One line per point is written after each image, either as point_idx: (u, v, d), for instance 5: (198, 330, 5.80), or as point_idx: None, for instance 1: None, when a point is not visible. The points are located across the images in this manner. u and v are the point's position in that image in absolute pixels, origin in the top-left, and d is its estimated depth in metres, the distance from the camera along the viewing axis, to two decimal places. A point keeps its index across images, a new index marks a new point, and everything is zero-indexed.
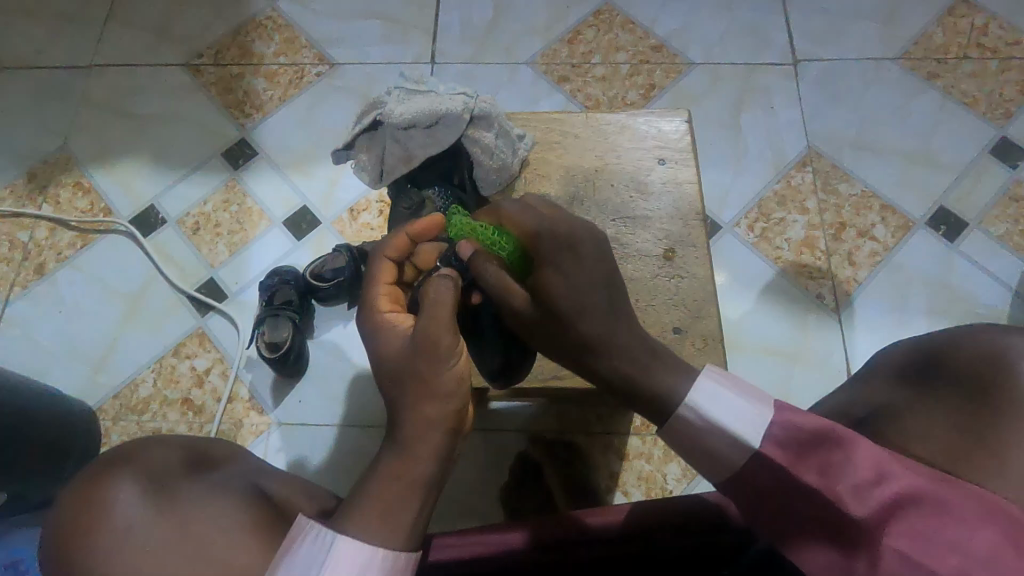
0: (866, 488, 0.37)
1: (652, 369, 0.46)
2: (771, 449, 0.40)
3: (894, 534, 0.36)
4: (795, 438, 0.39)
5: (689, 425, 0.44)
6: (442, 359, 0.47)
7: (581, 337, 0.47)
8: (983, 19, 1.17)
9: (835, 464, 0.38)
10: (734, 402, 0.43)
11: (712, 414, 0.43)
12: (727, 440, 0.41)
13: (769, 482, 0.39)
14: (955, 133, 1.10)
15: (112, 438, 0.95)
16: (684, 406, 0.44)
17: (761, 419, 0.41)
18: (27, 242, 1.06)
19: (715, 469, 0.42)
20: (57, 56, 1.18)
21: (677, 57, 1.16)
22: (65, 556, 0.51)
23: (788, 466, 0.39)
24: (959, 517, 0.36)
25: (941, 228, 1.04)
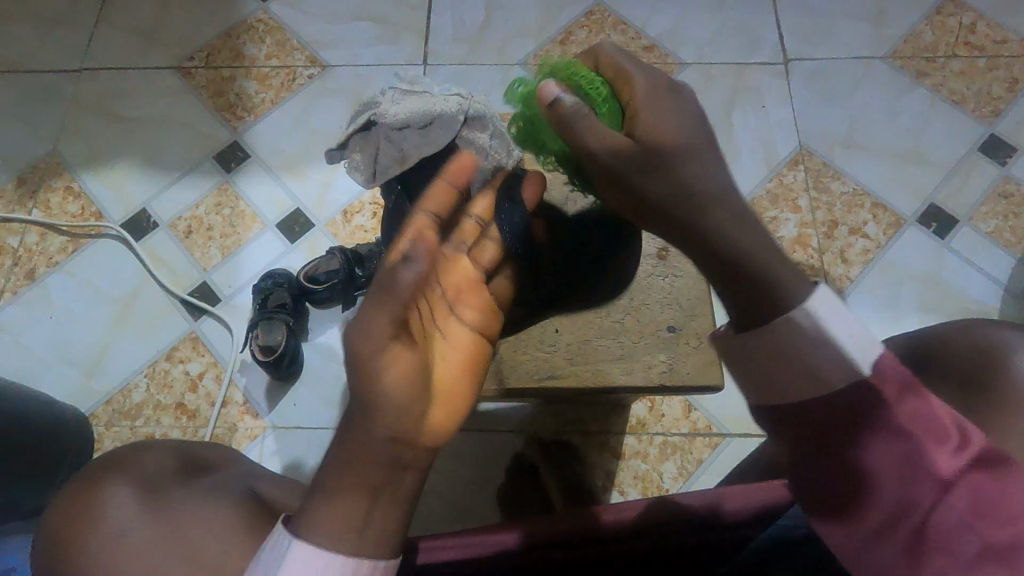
0: (945, 449, 0.38)
1: (773, 269, 0.42)
2: (872, 381, 0.39)
3: (958, 495, 0.37)
4: (894, 383, 0.39)
5: (796, 330, 0.41)
6: (386, 380, 0.43)
7: (678, 188, 0.45)
8: (971, 18, 1.18)
9: (921, 414, 0.38)
10: (843, 319, 0.41)
11: (831, 324, 0.41)
12: (828, 357, 0.40)
13: (855, 417, 0.39)
14: (944, 131, 1.11)
15: (105, 444, 0.94)
16: (801, 312, 0.41)
17: (876, 350, 0.40)
18: (17, 248, 1.05)
19: (803, 388, 0.41)
20: (45, 60, 1.17)
21: (668, 57, 1.17)
22: (58, 562, 0.51)
23: (882, 406, 0.39)
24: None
25: (932, 225, 1.05)
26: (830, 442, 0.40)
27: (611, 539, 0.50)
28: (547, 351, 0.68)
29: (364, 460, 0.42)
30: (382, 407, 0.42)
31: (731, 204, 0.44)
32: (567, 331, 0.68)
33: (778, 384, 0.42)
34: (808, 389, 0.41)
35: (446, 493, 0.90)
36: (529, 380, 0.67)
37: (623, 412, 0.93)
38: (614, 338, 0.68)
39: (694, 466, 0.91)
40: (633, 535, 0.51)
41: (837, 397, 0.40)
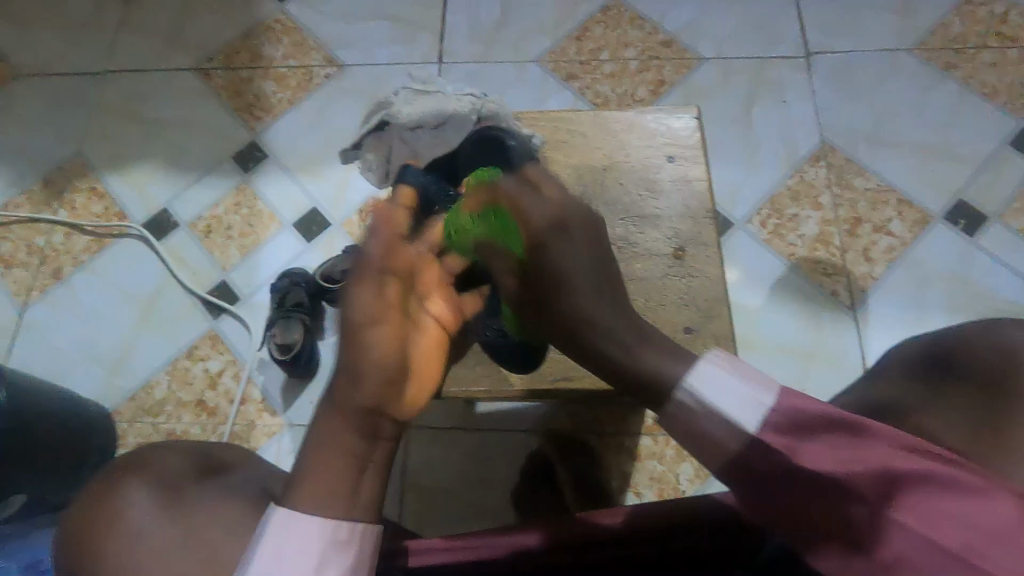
0: (864, 463, 0.35)
1: (642, 352, 0.42)
2: (768, 435, 0.36)
3: (904, 511, 0.34)
4: (798, 421, 0.36)
5: (685, 409, 0.39)
6: (364, 329, 0.40)
7: (569, 309, 0.45)
8: (1002, 7, 1.14)
9: (842, 446, 0.35)
10: (738, 387, 0.38)
11: (721, 402, 0.37)
12: (721, 424, 0.37)
13: (762, 466, 0.37)
14: (973, 125, 1.08)
15: (128, 440, 0.96)
16: (681, 390, 0.39)
17: (764, 403, 0.37)
18: (44, 247, 1.08)
19: (710, 453, 0.38)
20: (71, 63, 1.20)
21: (686, 52, 1.15)
22: (79, 559, 0.52)
23: (788, 452, 0.36)
24: (988, 497, 0.33)
25: (960, 222, 1.02)
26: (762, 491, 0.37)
27: (638, 538, 0.51)
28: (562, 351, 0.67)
29: (330, 416, 0.40)
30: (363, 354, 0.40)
31: (625, 316, 0.45)
32: None
33: (702, 451, 0.39)
34: (716, 450, 0.38)
35: (461, 492, 0.90)
36: (544, 381, 0.66)
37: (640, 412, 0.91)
38: None
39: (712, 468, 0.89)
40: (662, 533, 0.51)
41: (738, 451, 0.37)
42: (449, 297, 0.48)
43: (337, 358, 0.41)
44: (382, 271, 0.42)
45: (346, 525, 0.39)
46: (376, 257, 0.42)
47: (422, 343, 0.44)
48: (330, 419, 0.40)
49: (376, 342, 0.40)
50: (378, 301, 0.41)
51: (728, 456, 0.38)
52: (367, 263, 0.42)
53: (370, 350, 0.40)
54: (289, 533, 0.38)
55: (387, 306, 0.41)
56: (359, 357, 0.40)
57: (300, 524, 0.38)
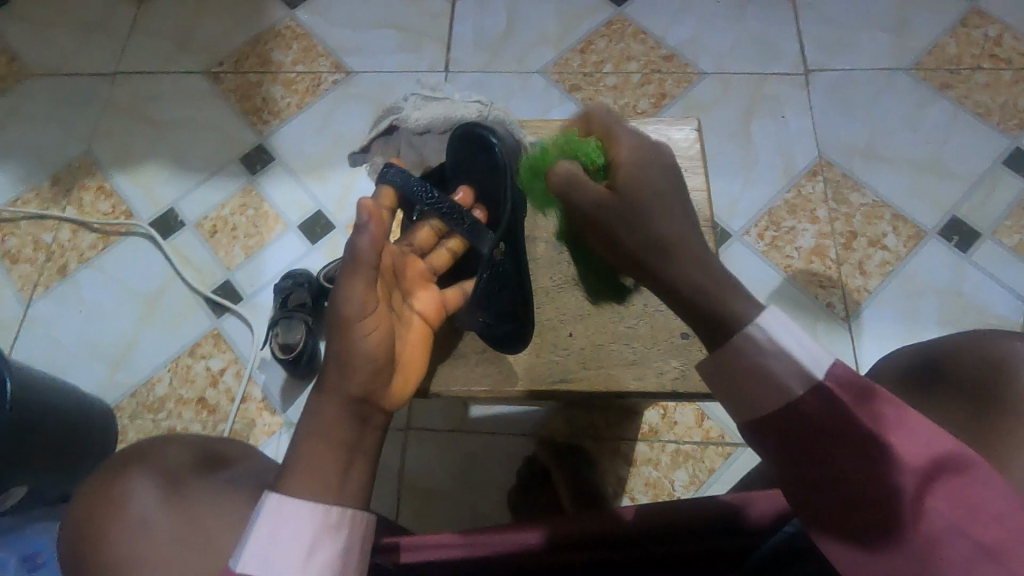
0: (916, 446, 0.36)
1: (726, 290, 0.39)
2: (832, 385, 0.37)
3: (936, 497, 0.35)
4: (856, 387, 0.37)
5: (754, 349, 0.38)
6: (357, 323, 0.45)
7: (649, 237, 0.41)
8: (996, 30, 1.17)
9: (887, 419, 0.36)
10: (799, 336, 0.38)
11: (786, 342, 0.38)
12: (790, 372, 0.37)
13: (811, 429, 0.37)
14: (967, 143, 1.10)
15: (128, 435, 0.97)
16: (751, 327, 0.38)
17: (827, 359, 0.37)
18: (51, 244, 1.09)
19: (755, 406, 0.38)
20: (83, 64, 1.22)
21: (688, 66, 1.17)
22: (82, 547, 0.53)
23: (845, 410, 0.36)
24: (1002, 492, 0.34)
25: (953, 238, 1.04)
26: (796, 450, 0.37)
27: (653, 537, 0.51)
28: (561, 354, 0.68)
29: (324, 404, 0.44)
30: (354, 342, 0.45)
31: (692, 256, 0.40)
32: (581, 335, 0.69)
33: (751, 405, 0.38)
34: (768, 400, 0.38)
35: (458, 494, 0.91)
36: (542, 383, 0.67)
37: (636, 418, 0.93)
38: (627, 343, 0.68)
39: (706, 475, 0.90)
40: (675, 532, 0.51)
41: (795, 402, 0.37)
42: (432, 294, 0.58)
43: (330, 347, 0.45)
44: (373, 268, 0.47)
45: (340, 510, 0.42)
46: (367, 254, 0.46)
47: (411, 334, 0.54)
48: (322, 406, 0.44)
49: (365, 333, 0.45)
50: (364, 293, 0.46)
51: (781, 406, 0.37)
52: (358, 259, 0.46)
53: (360, 341, 0.45)
54: (280, 519, 0.41)
55: (375, 302, 0.46)
56: (353, 348, 0.45)
57: (292, 510, 0.41)
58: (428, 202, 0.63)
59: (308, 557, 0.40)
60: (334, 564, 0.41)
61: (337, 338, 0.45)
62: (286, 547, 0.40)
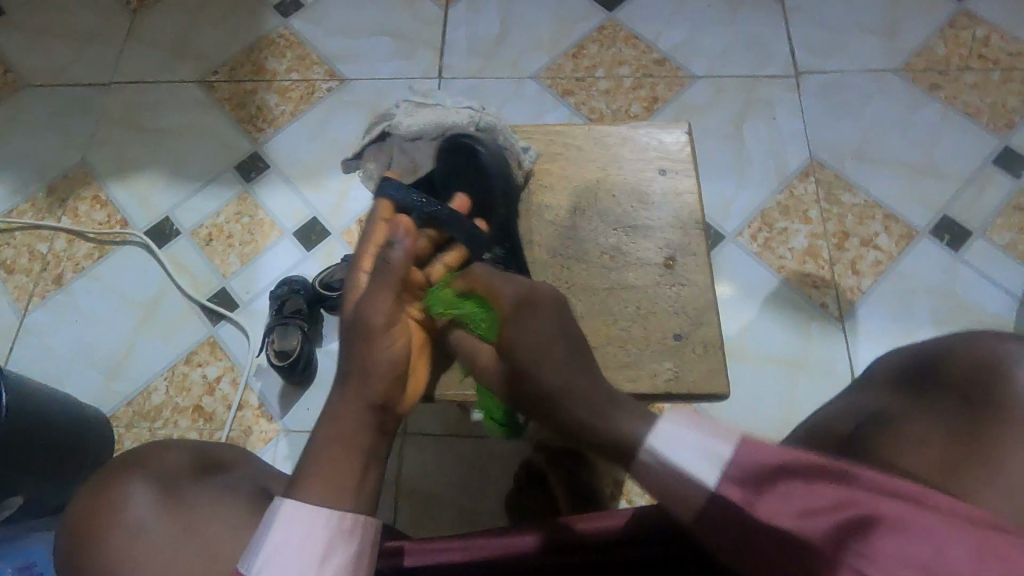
0: (823, 517, 0.35)
1: (613, 413, 0.45)
2: (725, 487, 0.38)
3: (875, 561, 0.33)
4: (755, 473, 0.37)
5: (652, 470, 0.41)
6: (383, 330, 0.49)
7: (550, 392, 0.48)
8: (984, 31, 1.18)
9: (795, 493, 0.36)
10: (697, 443, 0.40)
11: (680, 458, 0.40)
12: (687, 482, 0.39)
13: (731, 522, 0.37)
14: (958, 143, 1.11)
15: (124, 444, 0.97)
16: (646, 450, 0.41)
17: (720, 456, 0.38)
18: (46, 254, 1.09)
19: (681, 509, 0.40)
20: (77, 74, 1.22)
21: (679, 70, 1.18)
22: (77, 556, 0.53)
23: (744, 504, 0.37)
24: (929, 534, 0.33)
25: (945, 237, 1.04)
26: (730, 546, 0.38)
27: (660, 536, 0.52)
28: None
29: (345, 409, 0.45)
30: (376, 348, 0.48)
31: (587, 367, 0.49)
32: None
33: (681, 510, 0.40)
34: (684, 508, 0.39)
35: (455, 499, 0.91)
36: None
37: None
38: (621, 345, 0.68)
39: None
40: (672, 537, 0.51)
41: (705, 510, 0.38)
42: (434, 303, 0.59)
43: (352, 350, 0.48)
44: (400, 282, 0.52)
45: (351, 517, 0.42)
46: (399, 266, 0.52)
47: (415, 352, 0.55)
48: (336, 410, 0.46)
49: (387, 342, 0.48)
50: (392, 306, 0.50)
51: (700, 511, 0.39)
52: (386, 268, 0.51)
53: (381, 351, 0.48)
54: (294, 522, 0.41)
55: (398, 318, 0.50)
56: (368, 354, 0.48)
57: (305, 513, 0.41)
58: (424, 208, 0.61)
59: (324, 559, 0.40)
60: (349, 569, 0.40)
61: (358, 346, 0.48)
62: (299, 551, 0.40)
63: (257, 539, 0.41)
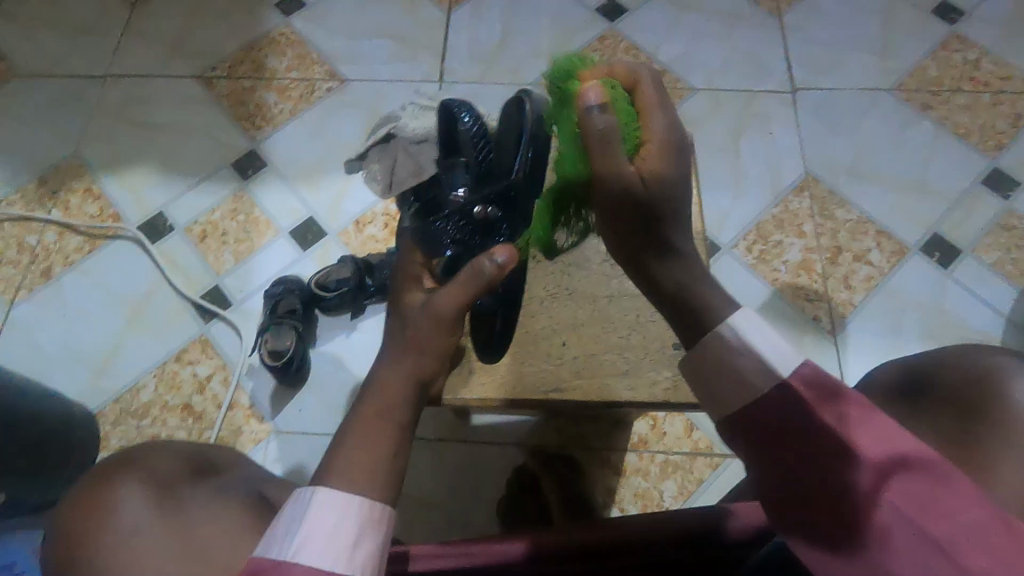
0: (874, 441, 0.37)
1: (699, 286, 0.44)
2: (795, 384, 0.40)
3: (894, 492, 0.36)
4: (823, 387, 0.39)
5: (722, 347, 0.43)
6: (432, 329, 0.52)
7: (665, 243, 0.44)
8: (976, 54, 1.21)
9: (851, 416, 0.38)
10: (773, 337, 0.42)
11: (762, 348, 0.41)
12: (754, 366, 0.41)
13: (781, 418, 0.39)
14: (949, 163, 1.13)
15: (111, 442, 0.95)
16: (724, 324, 0.43)
17: (795, 359, 0.41)
18: (35, 246, 1.07)
19: (731, 398, 0.42)
20: (73, 66, 1.21)
21: (679, 82, 1.20)
22: (64, 558, 0.52)
23: (806, 404, 0.39)
24: (959, 490, 0.35)
25: (935, 254, 1.06)
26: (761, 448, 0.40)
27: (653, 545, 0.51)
28: (555, 364, 0.69)
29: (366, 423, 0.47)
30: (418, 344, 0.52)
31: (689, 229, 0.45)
32: (575, 344, 0.70)
33: (725, 399, 0.42)
34: (740, 391, 0.41)
35: (447, 504, 0.90)
36: (536, 392, 0.67)
37: (625, 429, 0.93)
38: (620, 353, 0.69)
39: (695, 485, 0.91)
40: (680, 541, 0.51)
41: (764, 401, 0.40)
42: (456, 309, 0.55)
43: (412, 324, 0.52)
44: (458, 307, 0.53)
45: (382, 507, 0.43)
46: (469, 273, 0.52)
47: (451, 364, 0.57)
48: (387, 381, 0.50)
49: (447, 333, 0.53)
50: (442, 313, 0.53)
51: (765, 397, 0.40)
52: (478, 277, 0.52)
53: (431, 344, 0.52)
54: (327, 508, 0.41)
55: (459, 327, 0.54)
56: (422, 328, 0.52)
57: (340, 499, 0.42)
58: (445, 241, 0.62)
59: (354, 547, 0.40)
60: (373, 562, 0.41)
61: (421, 325, 0.52)
62: (329, 539, 0.40)
63: (284, 526, 0.40)
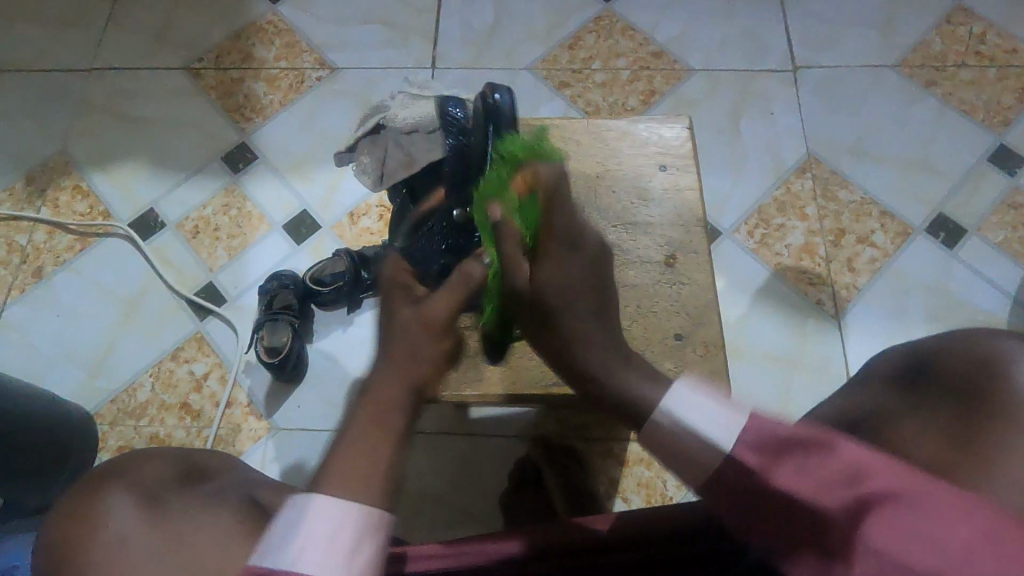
0: (833, 487, 0.32)
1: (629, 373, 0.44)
2: (743, 453, 0.36)
3: (872, 534, 0.30)
4: (771, 443, 0.35)
5: (663, 429, 0.40)
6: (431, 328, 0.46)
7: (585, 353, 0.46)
8: (981, 27, 1.18)
9: (809, 463, 0.33)
10: (715, 404, 0.39)
11: (714, 433, 0.37)
12: (697, 441, 0.38)
13: (749, 489, 0.35)
14: (953, 140, 1.11)
15: (109, 443, 0.94)
16: (660, 412, 0.40)
17: (737, 421, 0.37)
18: (25, 246, 1.06)
19: (692, 475, 0.38)
20: (57, 60, 1.18)
21: (677, 63, 1.17)
22: (55, 569, 0.51)
23: (760, 469, 0.34)
24: (941, 510, 0.29)
25: (940, 234, 1.04)
26: (740, 512, 0.36)
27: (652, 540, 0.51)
28: None
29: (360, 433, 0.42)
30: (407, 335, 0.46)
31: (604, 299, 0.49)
32: None
33: (688, 466, 0.38)
34: (696, 469, 0.38)
35: (449, 498, 0.90)
36: (537, 386, 0.66)
37: (628, 418, 0.92)
38: None
39: None
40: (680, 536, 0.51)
41: (723, 475, 0.36)
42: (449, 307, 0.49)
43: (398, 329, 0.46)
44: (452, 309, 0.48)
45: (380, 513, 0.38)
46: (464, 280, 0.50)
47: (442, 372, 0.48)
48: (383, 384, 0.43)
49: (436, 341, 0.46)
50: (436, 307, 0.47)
51: (719, 472, 0.36)
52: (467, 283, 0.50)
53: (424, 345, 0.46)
54: (325, 512, 0.37)
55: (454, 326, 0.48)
56: (418, 334, 0.46)
57: (337, 504, 0.38)
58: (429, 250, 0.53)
59: (353, 554, 0.36)
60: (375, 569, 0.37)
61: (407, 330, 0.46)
62: (326, 549, 0.36)
63: (278, 536, 0.37)
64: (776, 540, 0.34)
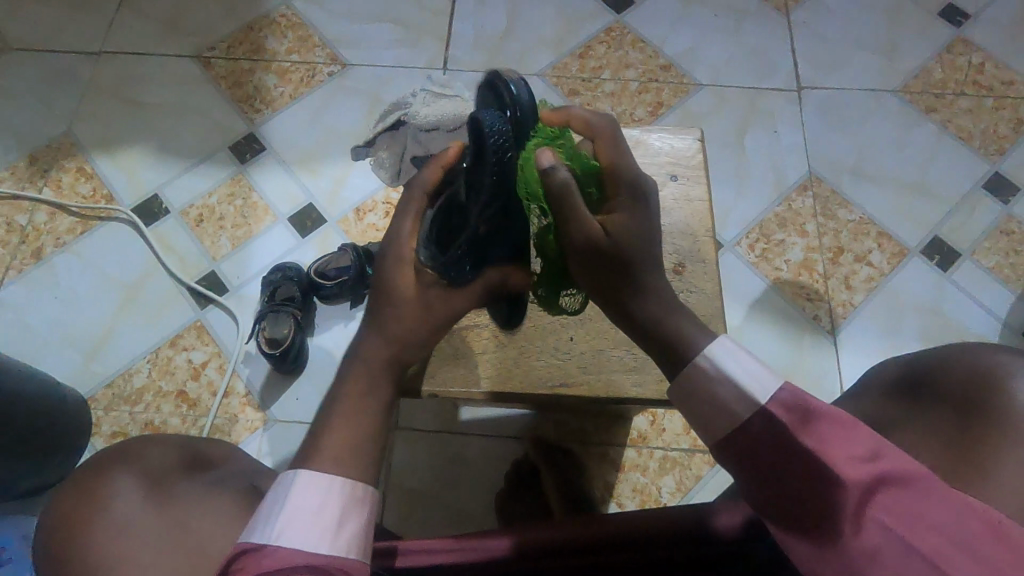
0: (857, 460, 0.37)
1: (675, 314, 0.46)
2: (775, 408, 0.40)
3: (877, 507, 0.36)
4: (805, 407, 0.39)
5: (702, 373, 0.44)
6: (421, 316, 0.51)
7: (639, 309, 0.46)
8: (980, 58, 1.21)
9: (836, 435, 0.38)
10: (751, 363, 0.43)
11: (743, 378, 0.42)
12: (730, 390, 0.42)
13: (769, 444, 0.39)
14: (950, 166, 1.13)
15: (102, 428, 0.94)
16: (700, 356, 0.44)
17: (774, 382, 0.41)
18: (26, 226, 1.05)
19: (716, 424, 0.42)
20: (66, 41, 1.18)
21: (685, 77, 1.19)
22: (58, 549, 0.50)
23: (789, 427, 0.39)
24: (942, 500, 0.36)
25: (935, 257, 1.07)
26: (751, 465, 0.40)
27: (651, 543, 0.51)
28: (561, 359, 0.68)
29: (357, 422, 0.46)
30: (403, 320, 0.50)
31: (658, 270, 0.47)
32: (581, 340, 0.69)
33: (710, 423, 0.43)
34: (716, 416, 0.42)
35: (444, 496, 0.90)
36: (541, 386, 0.67)
37: (625, 424, 0.93)
38: (627, 350, 0.68)
39: (693, 482, 0.91)
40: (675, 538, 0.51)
41: (746, 427, 0.40)
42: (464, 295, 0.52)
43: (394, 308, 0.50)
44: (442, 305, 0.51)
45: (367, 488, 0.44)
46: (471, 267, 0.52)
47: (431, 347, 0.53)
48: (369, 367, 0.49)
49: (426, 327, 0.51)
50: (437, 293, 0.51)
51: (747, 421, 0.40)
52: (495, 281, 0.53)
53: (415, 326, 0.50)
54: (310, 488, 0.42)
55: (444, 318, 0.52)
56: (413, 314, 0.50)
57: (323, 482, 0.42)
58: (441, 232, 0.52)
59: (339, 526, 0.41)
60: (359, 541, 0.42)
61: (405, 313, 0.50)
62: (313, 522, 0.41)
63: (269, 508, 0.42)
64: (784, 499, 0.38)
